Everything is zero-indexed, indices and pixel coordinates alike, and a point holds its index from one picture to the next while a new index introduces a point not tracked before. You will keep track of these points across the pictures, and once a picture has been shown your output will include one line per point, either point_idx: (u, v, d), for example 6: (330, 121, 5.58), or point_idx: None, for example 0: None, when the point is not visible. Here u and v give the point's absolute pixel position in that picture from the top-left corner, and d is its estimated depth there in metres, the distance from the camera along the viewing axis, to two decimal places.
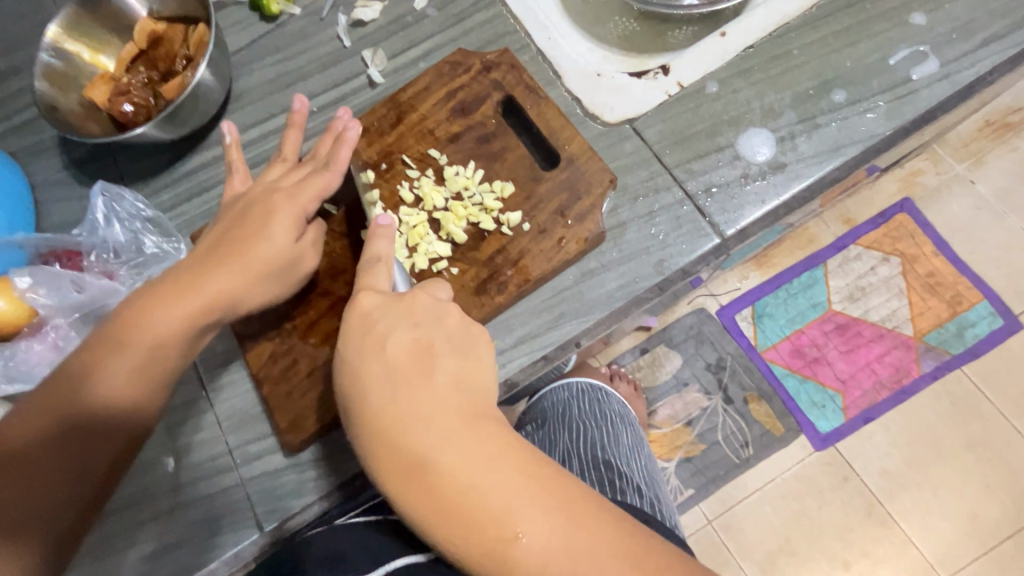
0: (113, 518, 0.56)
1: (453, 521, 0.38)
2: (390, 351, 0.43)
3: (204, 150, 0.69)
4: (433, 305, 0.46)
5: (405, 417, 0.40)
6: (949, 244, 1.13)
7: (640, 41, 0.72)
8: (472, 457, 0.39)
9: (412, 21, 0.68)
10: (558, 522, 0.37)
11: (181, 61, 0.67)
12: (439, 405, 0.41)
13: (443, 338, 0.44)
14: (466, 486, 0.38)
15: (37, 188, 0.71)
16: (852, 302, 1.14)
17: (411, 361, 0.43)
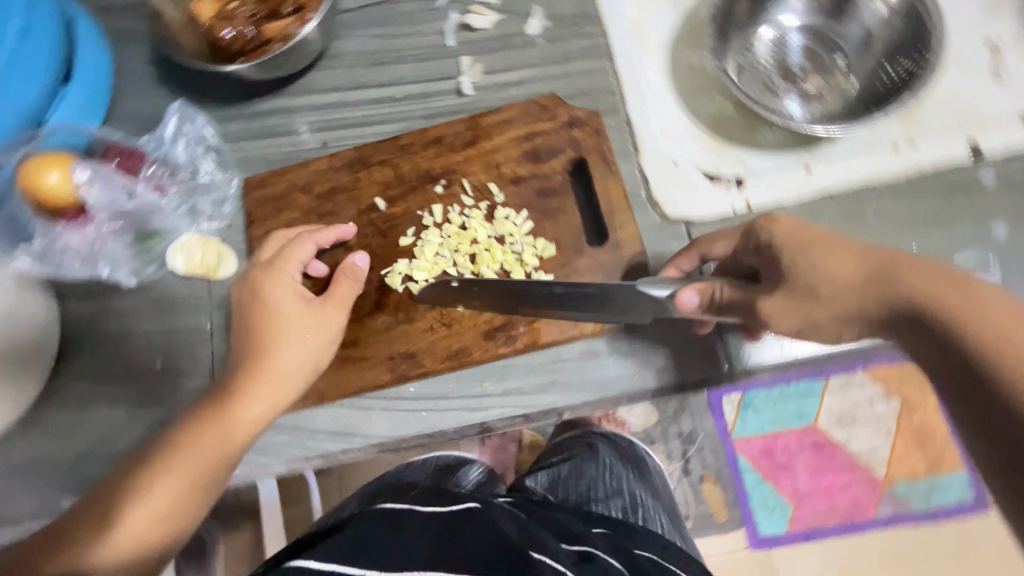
0: (99, 408, 0.62)
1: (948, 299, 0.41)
2: (808, 278, 0.45)
3: (283, 95, 0.70)
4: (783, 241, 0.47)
5: (823, 275, 0.44)
6: (954, 406, 1.14)
7: (729, 128, 0.65)
8: (945, 296, 0.41)
9: (518, 44, 0.68)
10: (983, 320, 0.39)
11: (290, 7, 0.69)
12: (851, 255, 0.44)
13: (854, 260, 0.44)
14: (974, 310, 0.40)
15: (120, 74, 0.74)
16: (838, 425, 1.14)
17: (840, 264, 0.44)
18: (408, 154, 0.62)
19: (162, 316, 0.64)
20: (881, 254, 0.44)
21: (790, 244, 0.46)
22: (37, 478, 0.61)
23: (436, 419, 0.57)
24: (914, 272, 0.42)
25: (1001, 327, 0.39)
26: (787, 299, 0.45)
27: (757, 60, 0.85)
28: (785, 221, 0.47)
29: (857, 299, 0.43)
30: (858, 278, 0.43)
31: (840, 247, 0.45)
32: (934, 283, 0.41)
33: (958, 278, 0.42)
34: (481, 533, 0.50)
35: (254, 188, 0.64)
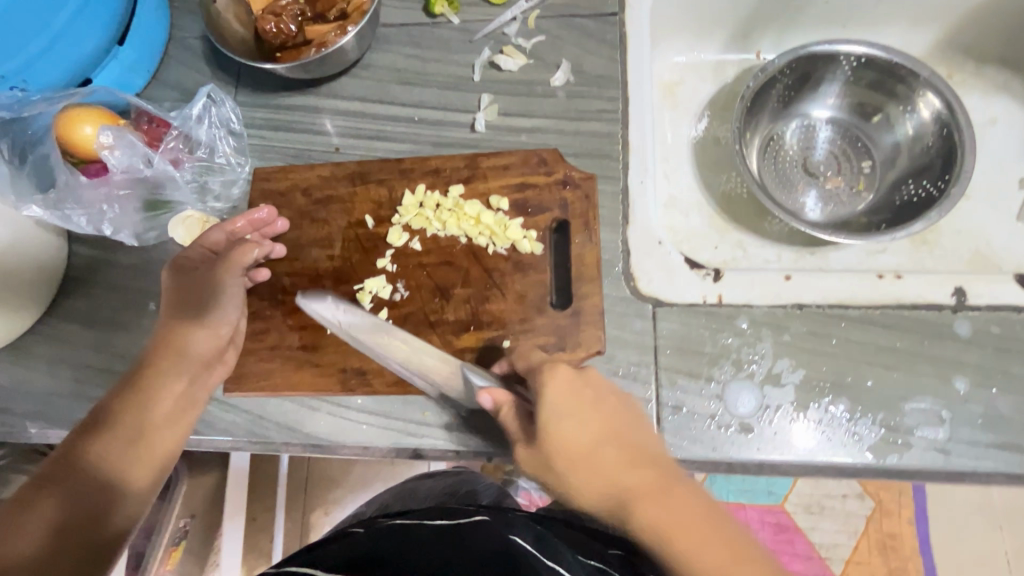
0: (85, 349, 0.68)
1: (675, 505, 0.44)
2: (568, 432, 0.49)
3: (312, 94, 0.74)
4: (576, 383, 0.52)
5: (581, 438, 0.49)
6: (928, 522, 1.15)
7: (737, 209, 0.85)
8: (631, 482, 0.46)
9: (539, 92, 0.70)
10: (673, 512, 0.43)
11: (336, 12, 0.72)
12: (619, 474, 0.47)
13: (605, 482, 0.47)
14: (623, 502, 0.45)
15: (173, 42, 0.79)
16: (804, 512, 1.17)
17: (580, 437, 0.49)
18: (406, 179, 0.65)
19: (155, 277, 0.70)
20: (609, 424, 0.50)
21: (554, 399, 0.51)
22: (18, 399, 0.67)
23: (370, 433, 0.60)
24: (648, 468, 0.47)
25: (654, 516, 0.43)
26: (546, 456, 0.50)
27: (784, 149, 0.85)
28: (562, 389, 0.52)
29: (592, 458, 0.48)
30: (622, 479, 0.46)
31: (590, 409, 0.50)
32: (675, 510, 0.43)
33: (665, 485, 0.45)
34: (488, 540, 0.55)
35: (261, 179, 0.68)
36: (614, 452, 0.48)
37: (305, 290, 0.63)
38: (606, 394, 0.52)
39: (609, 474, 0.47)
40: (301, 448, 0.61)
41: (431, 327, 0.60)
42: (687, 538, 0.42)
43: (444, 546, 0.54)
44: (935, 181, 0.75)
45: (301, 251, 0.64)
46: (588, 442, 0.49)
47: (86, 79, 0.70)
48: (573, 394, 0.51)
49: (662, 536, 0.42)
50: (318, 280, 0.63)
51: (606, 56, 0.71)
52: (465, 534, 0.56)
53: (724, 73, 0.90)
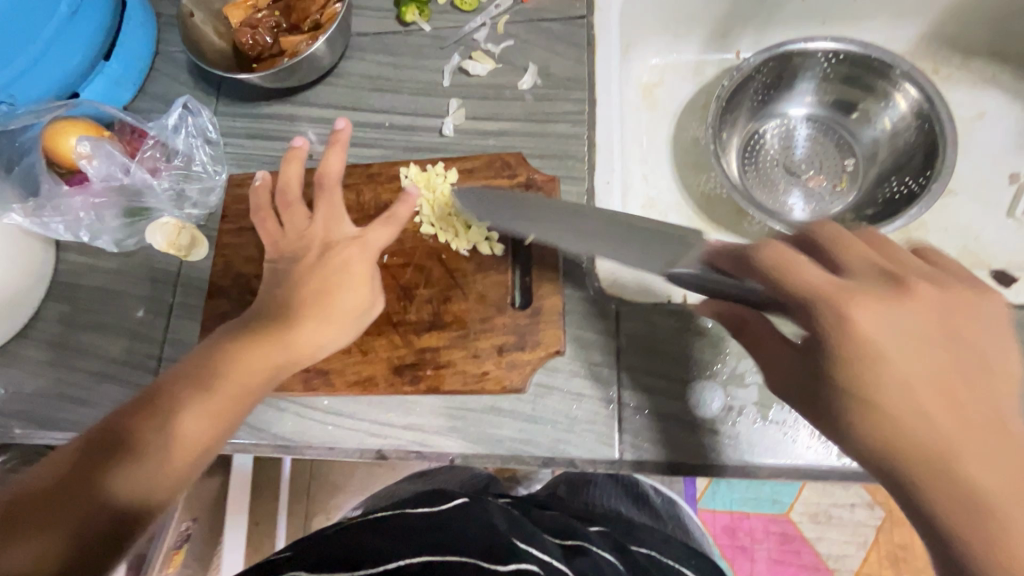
0: (69, 353, 0.71)
1: (994, 488, 0.35)
2: (885, 345, 0.38)
3: (289, 103, 0.76)
4: (926, 301, 0.40)
5: (890, 356, 0.38)
6: None
7: (717, 210, 0.84)
8: (971, 454, 0.36)
9: (507, 95, 0.71)
10: (989, 474, 0.35)
11: (309, 24, 0.74)
12: (936, 414, 0.37)
13: (921, 409, 0.37)
14: (933, 457, 0.36)
15: (158, 56, 0.82)
16: (812, 521, 1.14)
17: (906, 359, 0.38)
18: (373, 183, 0.66)
19: (135, 283, 0.72)
20: (944, 349, 0.38)
21: (889, 311, 0.39)
22: (8, 402, 0.69)
23: (335, 431, 0.61)
24: (993, 446, 0.36)
25: (997, 482, 0.35)
26: (854, 378, 0.39)
27: (764, 147, 0.84)
28: (890, 309, 0.39)
29: (921, 402, 0.37)
30: (944, 423, 0.36)
31: (951, 366, 0.38)
32: (1001, 474, 0.35)
33: (1003, 443, 0.36)
34: (472, 527, 0.52)
35: (234, 185, 0.70)
36: (932, 405, 0.37)
37: None
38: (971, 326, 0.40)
39: (919, 434, 0.37)
40: (269, 450, 0.62)
41: (394, 328, 0.60)
42: (1017, 535, 0.34)
43: (427, 534, 0.51)
44: (917, 176, 0.73)
45: None
46: (918, 368, 0.38)
47: (72, 92, 0.73)
48: (884, 312, 0.38)
49: (992, 542, 0.34)
50: None
51: (573, 58, 0.71)
52: (447, 518, 0.53)
53: (703, 73, 0.90)
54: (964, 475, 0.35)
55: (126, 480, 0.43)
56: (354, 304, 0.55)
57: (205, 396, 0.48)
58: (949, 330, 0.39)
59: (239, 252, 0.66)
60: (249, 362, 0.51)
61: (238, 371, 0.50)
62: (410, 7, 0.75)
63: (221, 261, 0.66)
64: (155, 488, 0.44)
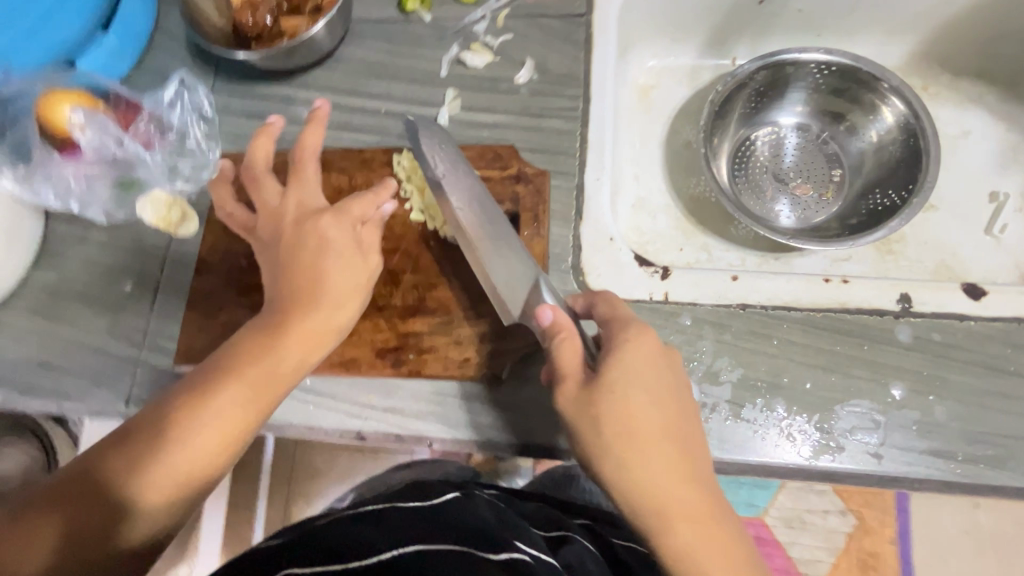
0: (54, 322, 0.71)
1: (692, 527, 0.47)
2: (631, 401, 0.49)
3: (286, 85, 0.77)
4: (665, 361, 0.51)
5: (634, 413, 0.48)
6: (911, 542, 1.14)
7: (704, 214, 0.86)
8: (682, 496, 0.48)
9: (503, 88, 0.72)
10: (688, 514, 0.48)
11: (310, 7, 0.75)
12: (664, 459, 0.48)
13: (657, 456, 0.48)
14: (655, 500, 0.48)
15: (158, 32, 0.83)
16: (785, 525, 1.16)
17: (644, 412, 0.49)
18: (366, 168, 0.67)
19: (124, 256, 0.72)
20: (675, 407, 0.50)
21: (631, 365, 0.50)
22: None
23: (317, 411, 0.62)
24: (697, 482, 0.49)
25: (690, 525, 0.47)
26: (613, 433, 0.48)
27: (753, 154, 0.85)
28: (643, 368, 0.50)
29: (655, 445, 0.48)
30: (670, 475, 0.48)
31: (679, 412, 0.50)
32: (696, 514, 0.48)
33: (708, 496, 0.48)
34: (465, 522, 0.50)
35: (228, 164, 0.70)
36: (659, 447, 0.48)
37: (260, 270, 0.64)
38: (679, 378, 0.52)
39: (641, 469, 0.48)
40: None
41: (380, 311, 0.61)
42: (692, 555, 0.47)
43: (424, 530, 0.47)
44: (900, 190, 0.75)
45: None
46: (654, 419, 0.49)
47: (70, 63, 0.73)
48: (633, 371, 0.49)
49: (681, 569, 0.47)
50: None
51: (569, 55, 0.72)
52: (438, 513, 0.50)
53: (698, 78, 0.91)
54: (675, 519, 0.47)
55: (153, 476, 0.46)
56: (355, 283, 0.56)
57: (236, 387, 0.50)
58: (670, 378, 0.51)
59: (229, 229, 0.66)
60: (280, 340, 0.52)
61: (267, 372, 0.51)
62: None
63: (209, 238, 0.66)
64: (186, 475, 0.47)
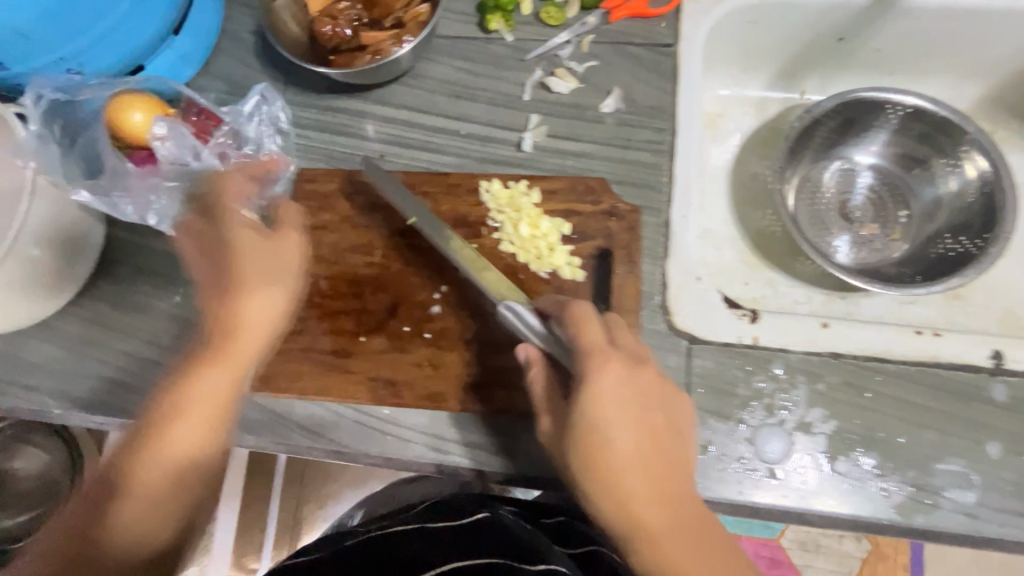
0: (113, 334, 0.68)
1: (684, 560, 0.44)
2: (613, 438, 0.46)
3: (361, 99, 0.74)
4: (636, 377, 0.48)
5: (609, 445, 0.46)
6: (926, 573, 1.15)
7: (772, 249, 0.85)
8: (665, 532, 0.45)
9: (588, 117, 0.70)
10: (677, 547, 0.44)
11: (391, 21, 0.72)
12: (639, 484, 0.46)
13: (636, 482, 0.46)
14: (646, 540, 0.45)
15: (224, 35, 0.80)
16: (802, 550, 1.16)
17: (625, 442, 0.46)
18: (451, 195, 0.65)
19: (187, 269, 0.69)
20: (651, 429, 0.47)
21: (599, 393, 0.47)
22: (46, 377, 0.67)
23: (395, 444, 0.59)
24: (669, 496, 0.46)
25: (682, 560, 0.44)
26: (576, 450, 0.47)
27: (821, 192, 0.85)
28: (608, 394, 0.47)
29: (628, 473, 0.46)
30: (642, 505, 0.45)
31: (632, 421, 0.47)
32: (682, 546, 0.44)
33: (695, 522, 0.46)
34: (492, 535, 0.56)
35: (305, 181, 0.68)
36: (633, 477, 0.46)
37: (342, 295, 0.62)
38: (672, 406, 0.50)
39: (613, 500, 0.46)
40: (321, 454, 0.60)
41: (468, 345, 0.60)
42: None
43: (450, 545, 0.55)
44: (974, 238, 0.75)
45: (340, 256, 0.64)
46: (634, 449, 0.46)
47: (140, 65, 0.71)
48: (610, 399, 0.47)
49: None
50: (356, 285, 0.63)
51: (657, 86, 0.71)
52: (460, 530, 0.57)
53: (767, 109, 0.90)
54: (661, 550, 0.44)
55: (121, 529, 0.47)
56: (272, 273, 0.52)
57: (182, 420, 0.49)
58: (657, 406, 0.48)
59: (308, 250, 0.64)
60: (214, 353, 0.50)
61: (205, 392, 0.50)
62: (496, 16, 0.74)
63: None
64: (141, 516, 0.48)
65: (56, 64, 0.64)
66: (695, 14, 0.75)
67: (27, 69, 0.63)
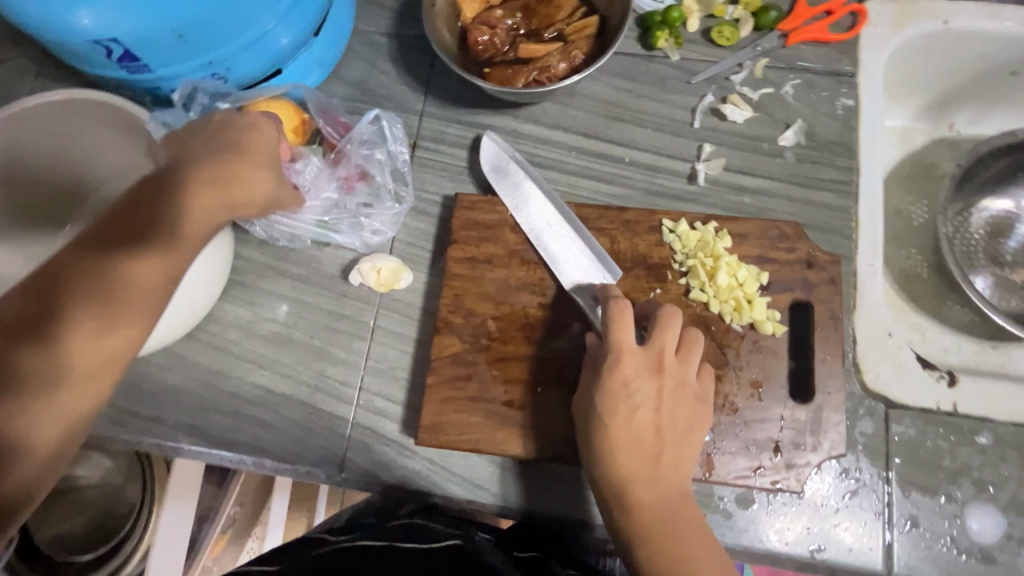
0: (245, 363, 0.62)
1: (665, 545, 0.45)
2: (629, 400, 0.49)
3: (511, 115, 0.68)
4: (667, 351, 0.51)
5: (626, 417, 0.48)
6: None
7: (922, 291, 0.80)
8: (639, 490, 0.47)
9: (765, 149, 0.65)
10: (670, 539, 0.45)
11: (553, 33, 0.66)
12: (654, 476, 0.47)
13: (635, 455, 0.48)
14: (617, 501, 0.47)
15: (354, 36, 0.73)
16: None
17: (643, 419, 0.49)
18: (630, 232, 0.59)
19: (326, 296, 0.64)
20: (674, 419, 0.49)
21: (620, 341, 0.50)
22: (176, 411, 0.61)
23: (568, 499, 0.56)
24: (657, 484, 0.47)
25: (662, 539, 0.45)
26: (594, 432, 0.49)
27: (970, 231, 0.81)
28: (630, 360, 0.50)
29: (637, 452, 0.48)
30: (643, 488, 0.47)
31: (647, 403, 0.49)
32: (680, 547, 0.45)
33: (689, 520, 0.47)
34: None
35: (463, 207, 0.62)
36: (636, 454, 0.48)
37: (513, 339, 0.58)
38: (687, 363, 0.51)
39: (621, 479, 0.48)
40: (489, 509, 0.57)
41: None
42: None
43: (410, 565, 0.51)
44: None
45: (509, 295, 0.59)
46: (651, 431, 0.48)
47: (278, 70, 0.65)
48: (621, 339, 0.51)
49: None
50: (528, 327, 0.58)
51: (839, 120, 0.65)
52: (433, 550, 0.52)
53: (911, 141, 0.84)
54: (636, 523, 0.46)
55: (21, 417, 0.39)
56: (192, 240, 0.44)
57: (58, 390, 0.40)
58: (696, 403, 0.50)
59: (472, 286, 0.59)
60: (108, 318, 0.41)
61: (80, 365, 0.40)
62: (665, 32, 0.67)
63: (449, 294, 0.59)
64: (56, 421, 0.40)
65: (204, 68, 0.59)
66: (874, 41, 0.69)
67: (172, 70, 0.58)
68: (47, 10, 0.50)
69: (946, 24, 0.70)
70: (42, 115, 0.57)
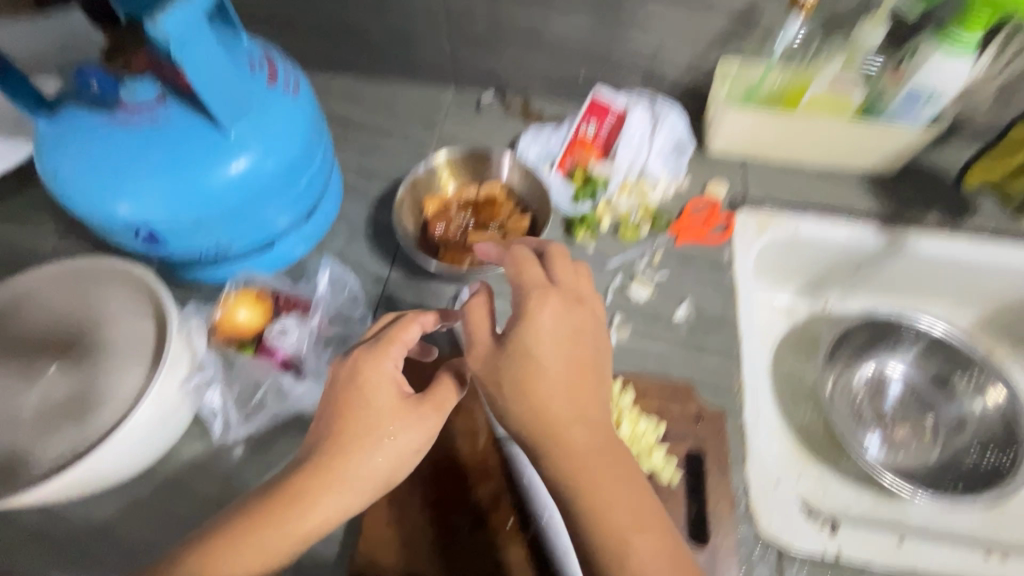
0: (193, 504, 0.67)
1: (604, 491, 0.52)
2: (539, 355, 0.54)
3: (459, 286, 0.83)
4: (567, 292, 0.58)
5: (537, 369, 0.54)
6: None
7: (820, 444, 0.90)
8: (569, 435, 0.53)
9: (663, 321, 0.80)
10: (611, 482, 0.52)
11: (495, 227, 0.84)
12: (587, 396, 0.55)
13: (563, 399, 0.54)
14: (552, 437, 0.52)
15: (337, 220, 0.91)
16: None
17: (556, 361, 0.54)
18: None
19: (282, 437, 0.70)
20: (584, 357, 0.56)
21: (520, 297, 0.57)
22: (114, 550, 0.64)
23: None
24: (593, 427, 0.54)
25: (598, 483, 0.52)
26: (518, 388, 0.54)
27: (853, 390, 0.95)
28: (547, 306, 0.56)
29: (569, 375, 0.54)
30: (572, 429, 0.53)
31: (555, 352, 0.55)
32: (613, 483, 0.52)
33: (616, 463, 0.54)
34: None
35: (410, 364, 0.74)
36: (556, 396, 0.54)
37: None
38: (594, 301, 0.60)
39: (550, 415, 0.53)
40: None
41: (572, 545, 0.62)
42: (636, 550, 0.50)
43: None
44: (1003, 453, 0.84)
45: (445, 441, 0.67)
46: (574, 365, 0.55)
47: (269, 243, 0.80)
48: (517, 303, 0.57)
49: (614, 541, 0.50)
50: None
51: (721, 299, 0.82)
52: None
53: (795, 315, 1.02)
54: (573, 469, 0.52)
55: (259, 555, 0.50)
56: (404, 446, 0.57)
57: (279, 528, 0.51)
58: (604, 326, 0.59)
59: None
60: (336, 484, 0.54)
61: (311, 514, 0.53)
62: (582, 229, 0.87)
63: None
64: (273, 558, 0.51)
65: (208, 243, 0.73)
66: (744, 241, 0.89)
67: (182, 246, 0.72)
68: (93, 204, 0.66)
69: (795, 231, 0.91)
70: (67, 280, 0.73)
